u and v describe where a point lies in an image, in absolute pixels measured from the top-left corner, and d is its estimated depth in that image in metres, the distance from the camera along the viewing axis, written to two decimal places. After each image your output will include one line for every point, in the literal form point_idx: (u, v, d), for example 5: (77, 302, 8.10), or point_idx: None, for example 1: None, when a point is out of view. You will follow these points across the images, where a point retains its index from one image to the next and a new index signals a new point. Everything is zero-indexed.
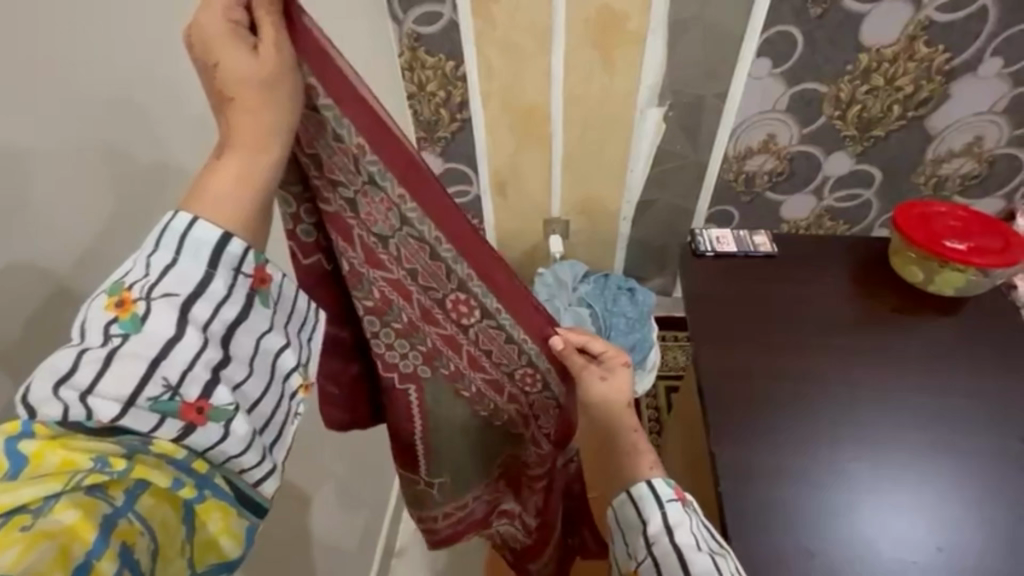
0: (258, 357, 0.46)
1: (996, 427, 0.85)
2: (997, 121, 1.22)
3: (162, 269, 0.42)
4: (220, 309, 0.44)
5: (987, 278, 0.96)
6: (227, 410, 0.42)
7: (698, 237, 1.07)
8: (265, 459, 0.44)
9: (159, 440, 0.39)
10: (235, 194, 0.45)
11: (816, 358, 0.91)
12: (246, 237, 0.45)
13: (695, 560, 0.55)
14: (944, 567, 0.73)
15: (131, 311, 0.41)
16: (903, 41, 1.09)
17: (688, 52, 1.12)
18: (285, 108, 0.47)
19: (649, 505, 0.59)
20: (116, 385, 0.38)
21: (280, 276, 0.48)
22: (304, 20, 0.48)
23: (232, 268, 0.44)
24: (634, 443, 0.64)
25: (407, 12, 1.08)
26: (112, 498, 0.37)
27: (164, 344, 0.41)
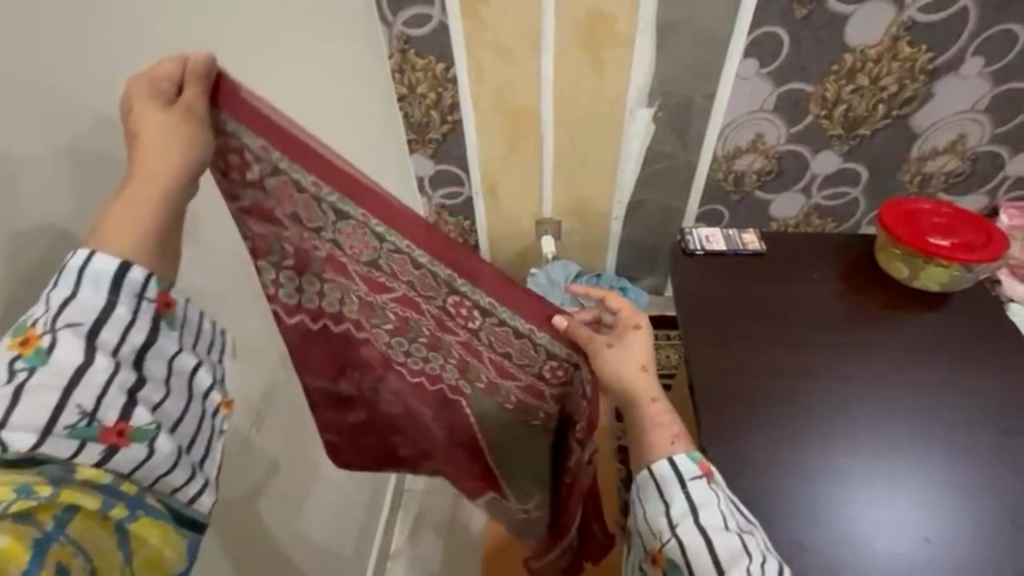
0: (175, 376, 0.49)
1: (981, 419, 0.86)
2: (979, 120, 1.24)
3: (62, 301, 0.44)
4: (128, 333, 0.46)
5: (970, 274, 0.97)
6: (149, 429, 0.45)
7: (688, 236, 1.08)
8: (196, 477, 0.48)
9: (83, 466, 0.41)
10: (143, 222, 0.48)
11: (805, 355, 0.92)
12: (146, 265, 0.48)
13: (721, 539, 0.58)
14: (933, 559, 0.74)
15: (36, 346, 0.42)
16: (886, 42, 1.11)
17: (677, 52, 1.13)
18: (186, 147, 0.52)
19: (672, 485, 0.60)
20: (30, 416, 0.40)
21: (185, 300, 0.50)
22: (238, 88, 0.55)
23: (135, 295, 0.47)
24: (652, 420, 0.63)
25: (397, 14, 1.09)
26: (42, 522, 0.38)
27: (74, 372, 0.43)
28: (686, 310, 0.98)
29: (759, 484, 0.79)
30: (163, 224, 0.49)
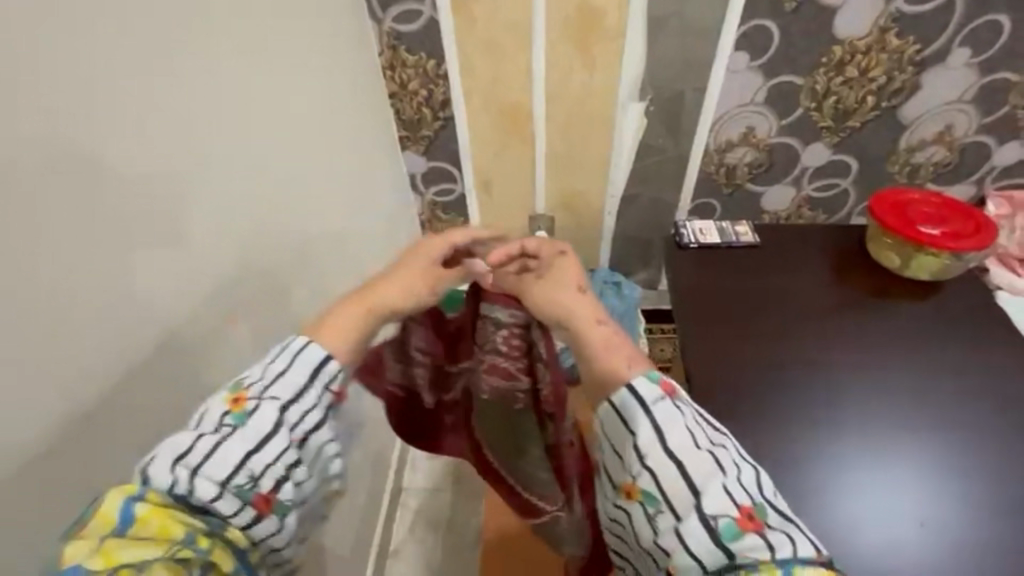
0: (322, 461, 0.58)
1: (972, 405, 0.87)
2: (966, 110, 1.25)
3: (275, 376, 0.56)
4: (307, 415, 0.56)
5: (960, 262, 0.99)
6: (286, 504, 0.54)
7: (681, 229, 1.09)
8: (295, 548, 0.58)
9: (233, 527, 0.51)
10: (351, 328, 0.61)
11: (799, 345, 0.93)
12: (341, 359, 0.59)
13: (690, 456, 0.58)
14: (927, 542, 0.75)
15: (242, 407, 0.54)
16: (875, 34, 1.12)
17: (667, 46, 1.13)
18: (423, 276, 0.66)
19: (635, 412, 0.61)
20: (217, 468, 0.51)
21: (353, 392, 0.62)
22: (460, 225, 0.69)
23: (323, 384, 0.58)
24: (601, 343, 0.66)
25: (387, 11, 1.09)
26: (191, 568, 0.49)
27: (260, 439, 0.53)
28: (680, 302, 0.99)
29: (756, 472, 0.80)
30: (366, 334, 0.62)
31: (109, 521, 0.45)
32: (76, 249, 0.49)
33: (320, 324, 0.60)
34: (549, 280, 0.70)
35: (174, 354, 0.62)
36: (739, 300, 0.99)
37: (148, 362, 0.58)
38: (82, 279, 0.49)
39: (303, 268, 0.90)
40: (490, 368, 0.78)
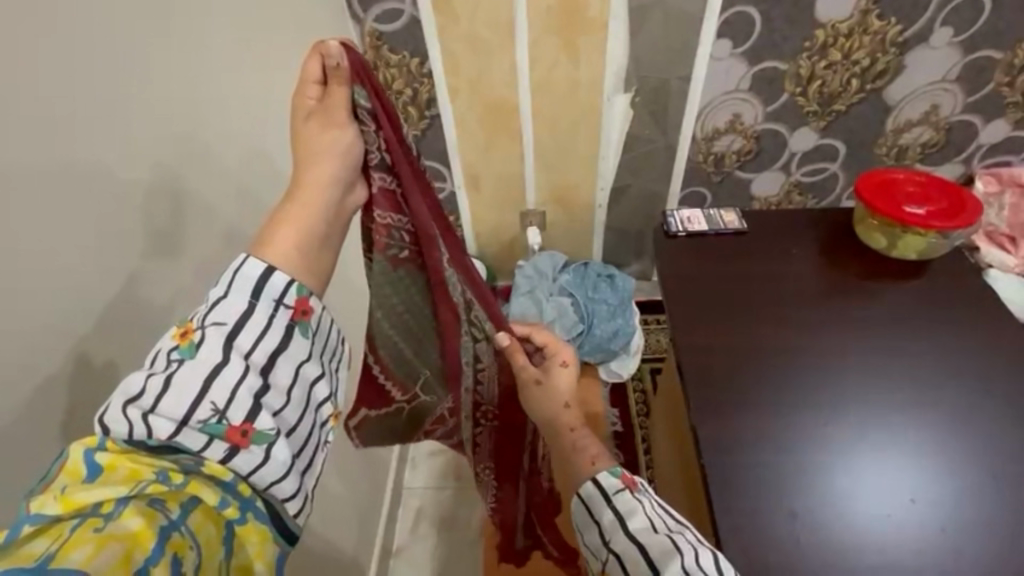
0: (297, 385, 0.50)
1: (961, 381, 0.88)
2: (951, 89, 1.25)
3: (216, 301, 0.49)
4: (262, 338, 0.49)
5: (947, 240, 0.99)
6: (269, 434, 0.46)
7: (669, 218, 1.10)
8: (299, 490, 0.48)
9: (210, 461, 0.43)
10: (290, 243, 0.54)
11: (789, 329, 0.94)
12: (289, 271, 0.53)
13: (651, 542, 0.55)
14: (921, 518, 0.75)
15: (189, 339, 0.47)
16: (857, 16, 1.12)
17: (651, 37, 1.13)
18: (338, 157, 0.58)
19: (599, 503, 0.60)
20: (174, 405, 0.44)
21: (320, 309, 0.54)
22: (348, 58, 0.56)
23: (274, 299, 0.51)
24: (575, 445, 0.67)
25: (367, 11, 1.08)
26: (169, 509, 0.39)
27: (212, 368, 0.46)
28: (671, 292, 1.00)
29: (750, 455, 0.81)
30: (312, 238, 0.56)
31: (74, 472, 0.39)
32: (48, 257, 0.49)
33: (263, 245, 0.54)
34: (554, 377, 0.71)
35: None
36: (728, 287, 0.99)
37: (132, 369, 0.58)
38: (54, 287, 0.50)
39: None
40: (381, 199, 0.62)
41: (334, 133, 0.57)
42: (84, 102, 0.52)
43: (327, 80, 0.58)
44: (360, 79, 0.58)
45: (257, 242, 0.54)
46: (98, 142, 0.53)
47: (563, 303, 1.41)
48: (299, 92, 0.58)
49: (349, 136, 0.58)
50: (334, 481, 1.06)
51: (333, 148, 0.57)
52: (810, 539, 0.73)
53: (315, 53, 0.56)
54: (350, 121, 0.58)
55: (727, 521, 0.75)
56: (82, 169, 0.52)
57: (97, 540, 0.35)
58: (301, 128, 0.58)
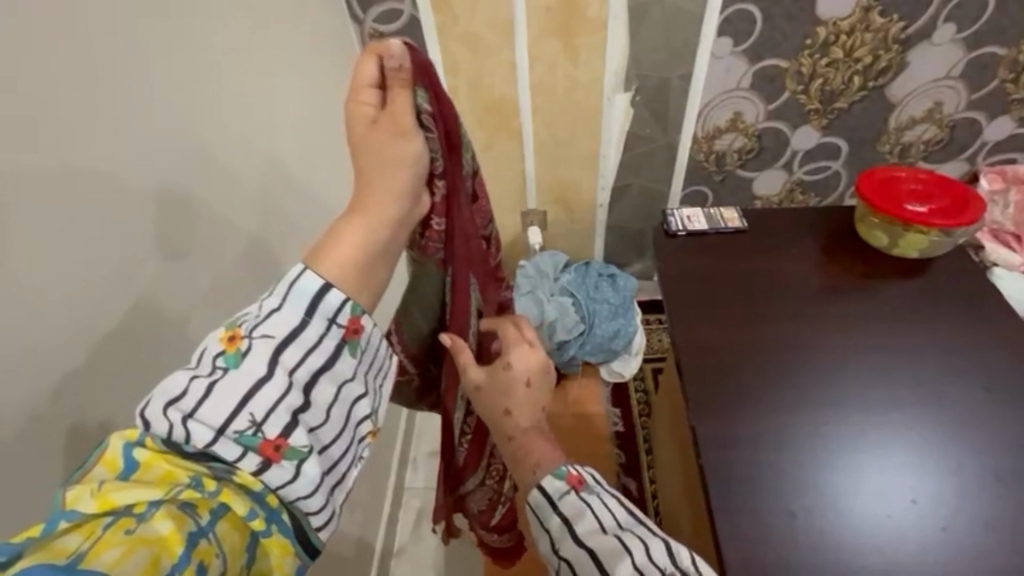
0: (337, 405, 0.48)
1: (964, 380, 0.87)
2: (955, 86, 1.24)
3: (269, 312, 0.46)
4: (310, 355, 0.47)
5: (949, 239, 0.98)
6: (301, 451, 0.44)
7: (669, 217, 1.10)
8: (327, 505, 0.46)
9: (241, 472, 0.42)
10: (352, 258, 0.49)
11: (791, 328, 0.93)
12: (344, 288, 0.48)
13: (600, 546, 0.54)
14: (921, 520, 0.74)
15: (237, 347, 0.44)
16: (858, 14, 1.11)
17: (651, 35, 1.13)
18: (403, 165, 0.53)
19: (546, 510, 0.58)
20: (214, 412, 0.42)
21: (371, 326, 0.50)
22: (403, 57, 0.53)
23: (327, 318, 0.47)
24: (515, 455, 0.63)
25: (367, 11, 1.08)
26: (198, 515, 0.39)
27: (255, 381, 0.44)
28: (671, 291, 0.99)
29: (750, 455, 0.80)
30: (379, 254, 0.51)
31: (113, 465, 0.40)
32: (55, 261, 0.48)
33: (320, 256, 0.49)
34: (500, 377, 0.64)
35: (163, 361, 0.62)
36: (729, 286, 0.99)
37: (136, 371, 0.58)
38: (62, 290, 0.49)
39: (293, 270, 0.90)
40: (441, 205, 0.60)
41: (404, 140, 0.53)
42: (88, 104, 0.51)
43: (384, 82, 0.54)
44: (421, 84, 0.56)
45: (310, 251, 0.49)
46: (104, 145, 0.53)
47: (563, 303, 1.40)
48: (353, 93, 0.53)
49: (418, 144, 0.54)
50: None
51: (398, 154, 0.52)
52: (811, 539, 0.73)
53: (372, 53, 0.53)
54: (417, 127, 0.54)
55: (726, 522, 0.75)
56: (87, 170, 0.51)
57: (128, 543, 0.35)
58: (361, 130, 0.52)
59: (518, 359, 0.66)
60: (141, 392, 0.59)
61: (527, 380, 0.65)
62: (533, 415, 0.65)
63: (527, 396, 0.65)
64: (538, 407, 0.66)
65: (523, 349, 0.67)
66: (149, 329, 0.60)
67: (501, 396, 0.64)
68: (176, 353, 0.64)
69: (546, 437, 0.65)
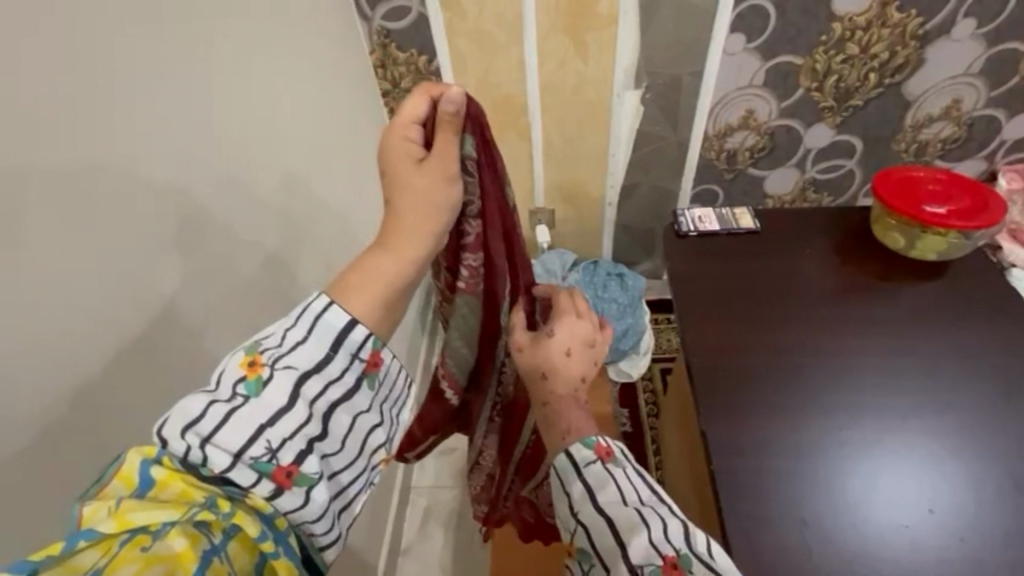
0: (352, 434, 0.48)
1: (984, 384, 0.85)
2: (975, 83, 1.22)
3: (293, 344, 0.46)
4: (329, 387, 0.47)
5: (967, 241, 0.96)
6: (312, 477, 0.44)
7: (680, 217, 1.08)
8: (333, 527, 0.46)
9: (254, 496, 0.41)
10: (380, 302, 0.49)
11: (807, 332, 0.91)
12: (367, 323, 0.48)
13: (619, 515, 0.53)
14: (936, 529, 0.73)
15: (258, 373, 0.44)
16: (876, 9, 1.08)
17: (663, 30, 1.11)
18: (437, 212, 0.53)
19: (569, 475, 0.58)
20: (231, 438, 0.41)
21: (390, 357, 0.51)
22: (456, 108, 0.53)
23: (351, 353, 0.48)
24: (547, 419, 0.63)
25: (375, 9, 1.07)
26: (212, 535, 0.39)
27: (277, 412, 0.44)
28: (682, 293, 0.98)
29: (762, 459, 0.79)
30: (400, 294, 0.50)
31: (129, 481, 0.39)
32: (68, 262, 0.48)
33: (346, 287, 0.49)
34: (543, 345, 0.64)
35: (176, 365, 0.62)
36: (742, 289, 0.97)
37: (148, 371, 0.58)
38: (78, 290, 0.49)
39: (300, 270, 0.90)
40: (474, 244, 0.61)
41: (443, 185, 0.53)
42: (102, 103, 0.51)
43: (430, 121, 0.54)
44: (471, 128, 0.56)
45: (334, 280, 0.50)
46: (119, 143, 0.53)
47: None
48: (397, 127, 0.53)
49: (455, 189, 0.54)
50: None
51: (435, 201, 0.53)
52: (823, 547, 0.72)
53: (425, 93, 0.54)
54: (457, 174, 0.54)
55: (739, 532, 0.73)
56: (99, 166, 0.51)
57: (143, 560, 0.35)
58: (399, 166, 0.52)
59: (563, 327, 0.64)
60: (152, 393, 0.58)
61: (567, 348, 0.63)
62: (571, 382, 0.63)
63: (567, 366, 0.63)
64: (582, 376, 0.64)
65: (568, 319, 0.65)
66: (161, 330, 0.59)
67: (537, 361, 0.64)
68: (188, 357, 0.64)
69: (583, 406, 0.63)
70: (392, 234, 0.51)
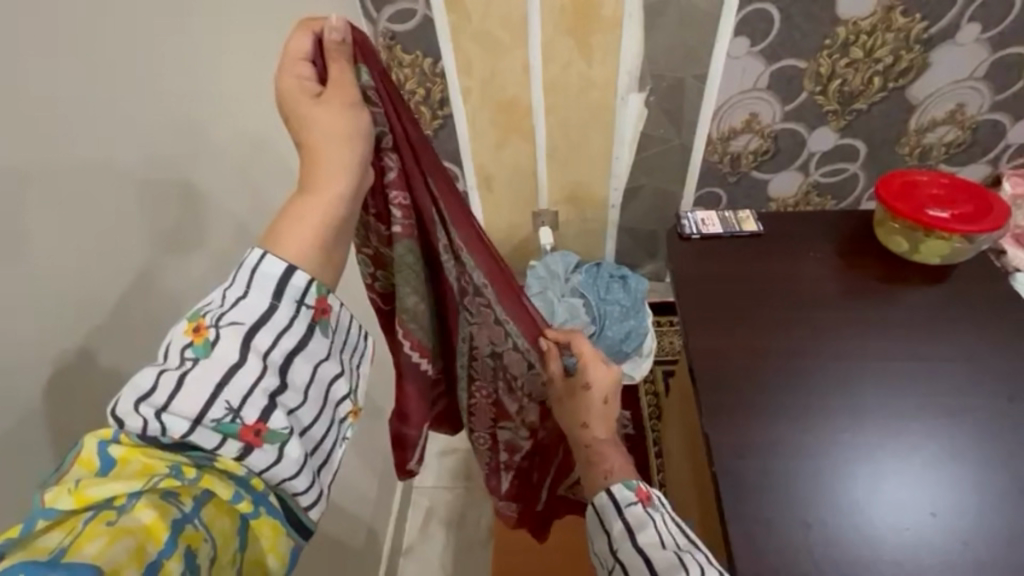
0: (314, 384, 0.48)
1: (986, 388, 0.85)
2: (979, 87, 1.22)
3: (233, 301, 0.46)
4: (281, 338, 0.47)
5: (971, 245, 0.96)
6: (282, 432, 0.44)
7: (683, 220, 1.08)
8: (314, 485, 0.46)
9: (224, 458, 0.42)
10: (311, 235, 0.49)
11: (808, 335, 0.92)
12: (309, 269, 0.49)
13: (655, 555, 0.55)
14: (939, 534, 0.73)
15: (204, 336, 0.44)
16: (880, 13, 1.08)
17: (666, 34, 1.11)
18: (345, 143, 0.52)
19: (610, 514, 0.60)
20: (187, 403, 0.42)
21: (339, 306, 0.51)
22: (338, 39, 0.53)
23: (295, 300, 0.48)
24: (588, 461, 0.67)
25: (381, 11, 1.08)
26: (182, 503, 0.39)
27: (227, 369, 0.44)
28: (684, 295, 0.98)
29: (761, 460, 0.80)
30: (339, 229, 0.51)
31: (89, 464, 0.39)
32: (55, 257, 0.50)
33: (279, 234, 0.49)
34: (581, 396, 0.67)
35: None
36: (744, 292, 0.98)
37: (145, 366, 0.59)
38: (60, 283, 0.51)
39: None
40: (397, 180, 0.60)
41: (343, 116, 0.53)
42: (84, 100, 0.52)
43: (318, 56, 0.54)
44: (364, 59, 0.56)
45: (267, 233, 0.50)
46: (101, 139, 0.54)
47: (574, 303, 1.40)
48: (286, 66, 0.53)
49: (361, 116, 0.54)
50: (347, 481, 1.07)
51: (342, 131, 0.52)
52: (824, 550, 0.72)
53: (306, 28, 0.53)
54: (359, 102, 0.54)
55: (739, 534, 0.74)
56: (82, 162, 0.52)
57: (111, 534, 0.35)
58: (297, 103, 0.52)
59: (596, 376, 0.67)
60: None
61: (604, 396, 0.67)
62: (608, 426, 0.68)
63: (603, 411, 0.67)
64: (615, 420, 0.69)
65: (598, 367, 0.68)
66: (144, 322, 0.61)
67: (579, 411, 0.67)
68: None
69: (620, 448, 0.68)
70: (310, 177, 0.51)
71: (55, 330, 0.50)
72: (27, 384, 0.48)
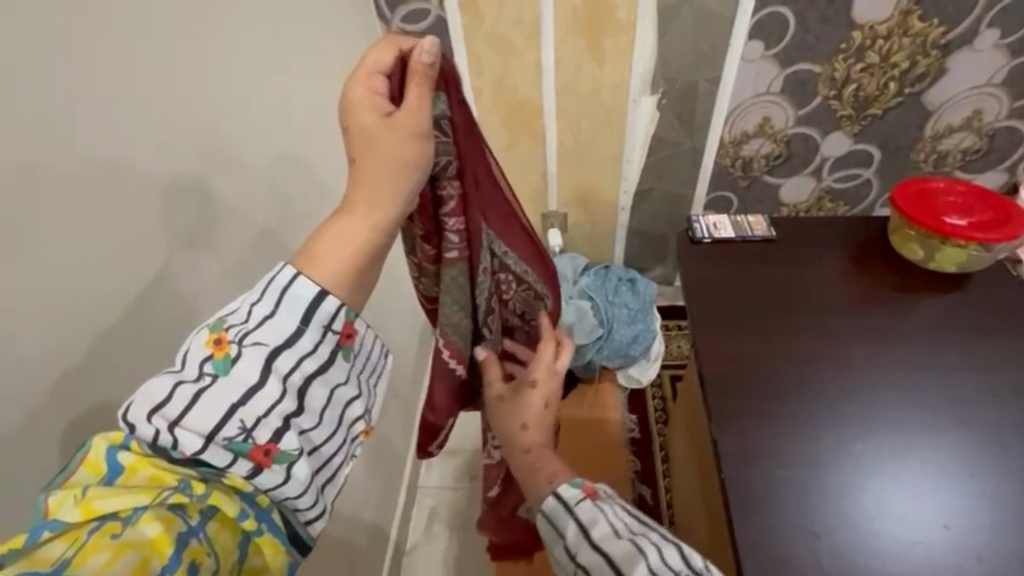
0: (330, 406, 0.48)
1: (1002, 399, 0.84)
2: (997, 93, 1.21)
3: (259, 320, 0.45)
4: (303, 361, 0.46)
5: (988, 253, 0.94)
6: (291, 453, 0.44)
7: (695, 224, 1.07)
8: (319, 501, 0.47)
9: (232, 475, 0.42)
10: (338, 258, 0.48)
11: (820, 342, 0.91)
12: (342, 296, 0.48)
13: (613, 547, 0.55)
14: (951, 546, 0.72)
15: (225, 351, 0.44)
16: (896, 18, 1.07)
17: (679, 36, 1.10)
18: (399, 167, 0.51)
19: (561, 517, 0.60)
20: (201, 419, 0.42)
21: (363, 328, 0.51)
22: (426, 62, 0.53)
23: (323, 325, 0.47)
24: (527, 468, 0.66)
25: (394, 11, 1.08)
26: (188, 516, 0.39)
27: (247, 391, 0.44)
28: (695, 300, 0.97)
29: (770, 469, 0.79)
30: (372, 257, 0.50)
31: (97, 468, 0.40)
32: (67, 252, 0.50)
33: (317, 252, 0.48)
34: (519, 398, 0.66)
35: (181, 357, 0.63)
36: (755, 298, 0.96)
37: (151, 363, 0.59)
38: (72, 279, 0.51)
39: None
40: (455, 207, 0.62)
41: (412, 139, 0.51)
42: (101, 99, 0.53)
43: (396, 72, 0.54)
44: (447, 87, 0.58)
45: (301, 247, 0.49)
46: (118, 139, 0.55)
47: (583, 305, 1.39)
48: (360, 78, 0.53)
49: (426, 147, 0.52)
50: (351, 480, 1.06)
51: (402, 158, 0.51)
52: (832, 560, 0.71)
53: (393, 45, 0.54)
54: (428, 131, 0.52)
55: (748, 544, 0.73)
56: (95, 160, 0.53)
57: (115, 548, 0.36)
58: (359, 114, 0.51)
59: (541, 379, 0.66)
60: None
61: (545, 401, 0.66)
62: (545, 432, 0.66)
63: (539, 414, 0.65)
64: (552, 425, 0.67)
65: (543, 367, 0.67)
66: (161, 318, 0.61)
67: (517, 411, 0.66)
68: None
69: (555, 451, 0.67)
70: (352, 198, 0.50)
71: (68, 326, 0.51)
72: (40, 379, 0.49)
